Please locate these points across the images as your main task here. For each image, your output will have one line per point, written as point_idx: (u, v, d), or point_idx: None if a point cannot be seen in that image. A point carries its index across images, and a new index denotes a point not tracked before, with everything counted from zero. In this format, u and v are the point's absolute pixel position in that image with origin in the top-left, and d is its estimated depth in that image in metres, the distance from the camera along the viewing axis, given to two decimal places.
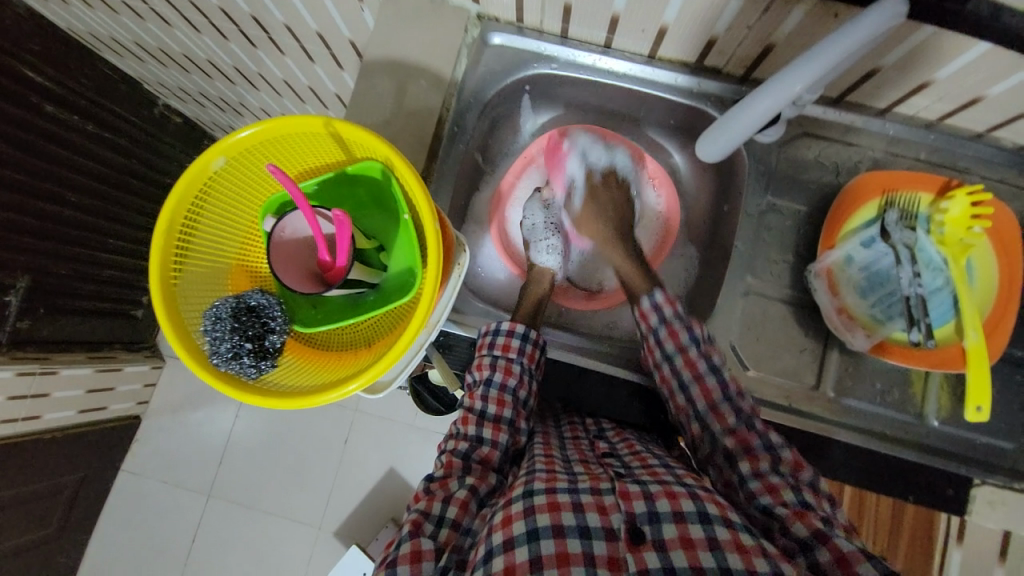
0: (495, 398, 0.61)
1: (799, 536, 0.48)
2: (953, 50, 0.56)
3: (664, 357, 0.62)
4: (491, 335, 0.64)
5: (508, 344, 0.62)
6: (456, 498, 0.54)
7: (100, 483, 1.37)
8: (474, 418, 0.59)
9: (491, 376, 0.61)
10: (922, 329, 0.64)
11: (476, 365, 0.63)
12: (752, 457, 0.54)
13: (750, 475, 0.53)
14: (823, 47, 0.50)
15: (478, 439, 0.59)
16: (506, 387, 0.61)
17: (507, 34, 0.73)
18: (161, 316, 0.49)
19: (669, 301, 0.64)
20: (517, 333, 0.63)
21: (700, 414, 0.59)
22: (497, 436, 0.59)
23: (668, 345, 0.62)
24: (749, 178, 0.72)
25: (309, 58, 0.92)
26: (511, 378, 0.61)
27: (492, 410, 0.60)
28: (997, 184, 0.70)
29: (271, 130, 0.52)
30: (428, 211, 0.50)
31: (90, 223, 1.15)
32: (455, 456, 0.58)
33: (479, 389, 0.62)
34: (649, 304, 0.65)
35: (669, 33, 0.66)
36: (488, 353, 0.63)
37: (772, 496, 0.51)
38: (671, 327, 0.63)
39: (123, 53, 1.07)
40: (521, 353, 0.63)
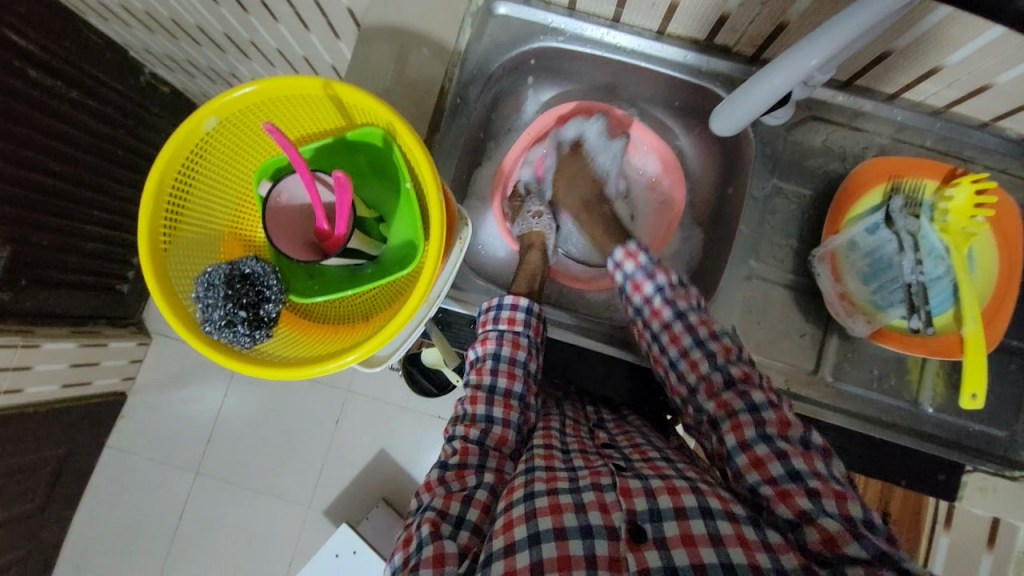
0: (505, 371, 0.60)
1: (784, 516, 0.48)
2: (968, 33, 0.55)
3: (652, 338, 0.61)
4: (494, 310, 0.63)
5: (513, 318, 0.61)
6: (477, 500, 0.53)
7: (85, 460, 1.35)
8: (483, 397, 0.59)
9: (500, 349, 0.60)
10: (922, 317, 0.65)
11: (479, 340, 0.62)
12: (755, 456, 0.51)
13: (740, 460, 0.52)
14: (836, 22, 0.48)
15: (488, 420, 0.59)
16: (515, 361, 0.60)
17: (513, 4, 0.71)
18: (152, 283, 0.47)
19: (640, 283, 0.62)
20: (523, 305, 0.62)
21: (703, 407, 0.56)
22: (508, 415, 0.59)
23: (654, 322, 0.61)
24: (755, 161, 0.71)
25: (305, 26, 0.89)
26: (519, 351, 0.61)
27: (502, 383, 0.59)
28: (1000, 174, 0.70)
29: (269, 89, 0.49)
30: (431, 181, 0.49)
31: (71, 193, 1.11)
32: (469, 442, 0.57)
33: (487, 363, 0.60)
34: (611, 264, 0.64)
35: (680, 8, 0.64)
36: (493, 328, 0.62)
37: (759, 471, 0.50)
38: (654, 304, 0.61)
39: (110, 17, 1.02)
40: (526, 327, 0.62)
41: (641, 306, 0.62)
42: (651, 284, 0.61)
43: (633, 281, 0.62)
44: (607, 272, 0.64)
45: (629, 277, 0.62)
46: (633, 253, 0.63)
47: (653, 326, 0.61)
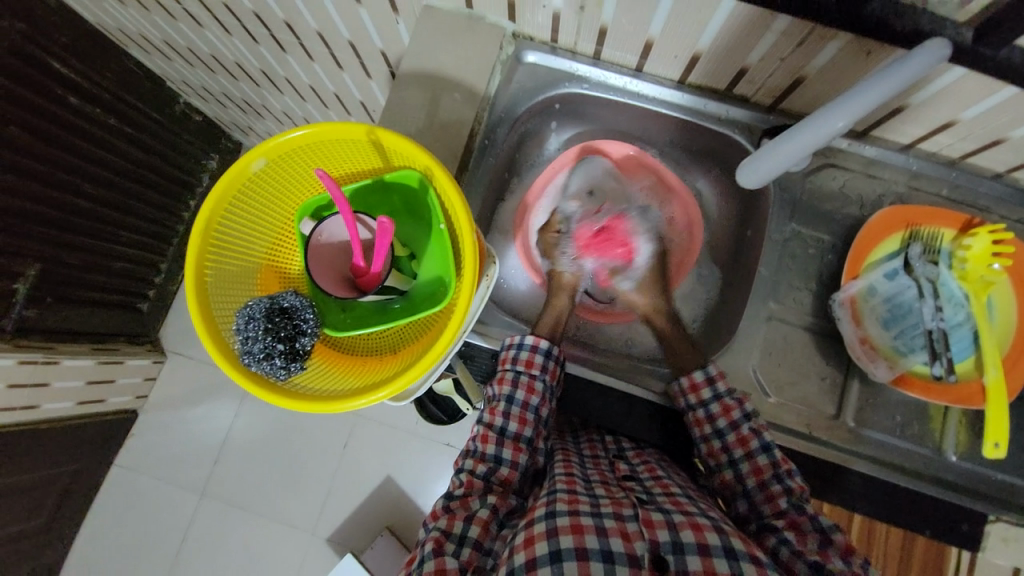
0: (517, 415, 0.61)
1: None
2: (983, 92, 0.57)
3: (715, 432, 0.63)
4: (514, 349, 0.64)
5: (532, 360, 0.62)
6: (478, 518, 0.55)
7: (92, 478, 1.35)
8: (493, 437, 0.60)
9: (514, 392, 0.62)
10: (944, 363, 0.65)
11: (497, 380, 0.64)
12: (799, 532, 0.55)
13: (791, 542, 0.54)
14: (887, 74, 0.49)
15: (497, 459, 0.60)
16: (528, 406, 0.62)
17: (541, 52, 0.74)
18: (196, 315, 0.49)
19: (728, 406, 0.63)
20: (541, 349, 0.63)
21: (749, 490, 0.60)
22: (516, 457, 0.60)
23: (735, 450, 0.62)
24: (774, 205, 0.73)
25: (338, 65, 0.93)
26: (533, 396, 0.62)
27: (512, 427, 0.61)
28: (1016, 223, 0.71)
29: (317, 133, 0.52)
30: (466, 223, 0.51)
31: (103, 215, 1.15)
32: (475, 477, 0.58)
33: (500, 404, 0.62)
34: (701, 376, 0.65)
35: (701, 60, 0.68)
36: (511, 369, 0.63)
37: (822, 556, 0.53)
38: (740, 432, 0.62)
39: (151, 51, 1.08)
40: (544, 371, 0.63)
41: (725, 430, 0.62)
42: (739, 410, 0.63)
43: (720, 403, 0.63)
44: (693, 380, 0.65)
45: (717, 396, 0.64)
46: (696, 384, 0.65)
47: (731, 449, 0.62)
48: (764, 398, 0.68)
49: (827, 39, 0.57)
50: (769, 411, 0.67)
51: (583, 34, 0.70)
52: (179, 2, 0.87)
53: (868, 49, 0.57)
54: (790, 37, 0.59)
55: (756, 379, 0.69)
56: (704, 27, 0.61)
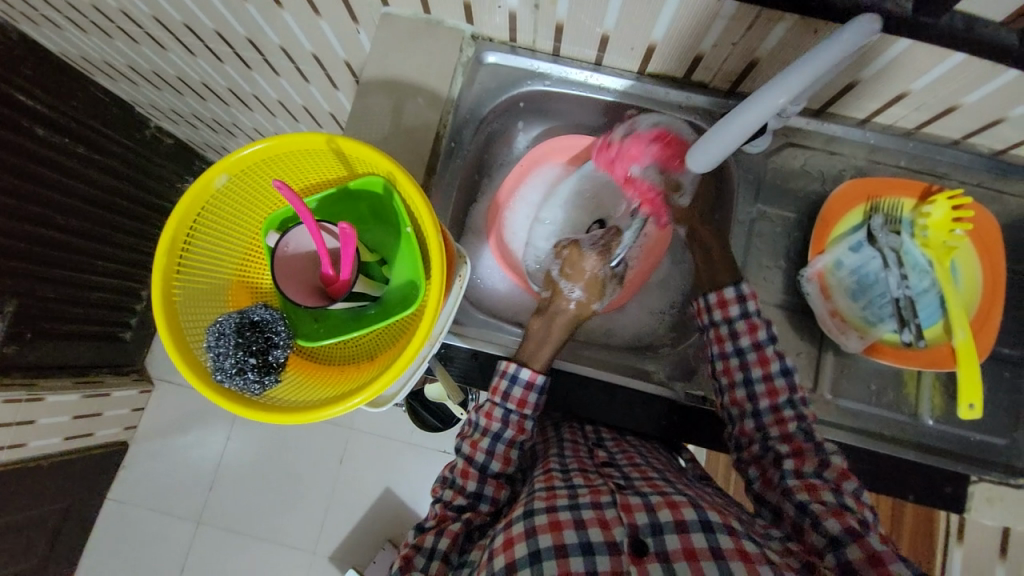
0: (501, 454, 0.61)
1: (832, 531, 0.51)
2: (929, 62, 0.59)
3: (743, 380, 0.63)
4: (507, 381, 0.61)
5: (525, 400, 0.61)
6: (448, 530, 0.57)
7: (86, 513, 1.32)
8: (475, 473, 0.60)
9: (502, 429, 0.61)
10: (913, 330, 0.67)
11: (485, 413, 0.61)
12: (800, 458, 0.58)
13: (791, 472, 0.57)
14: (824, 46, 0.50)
15: (477, 495, 0.60)
16: (513, 444, 0.61)
17: (501, 53, 0.75)
18: (166, 335, 0.49)
19: (765, 356, 0.62)
20: (536, 387, 0.61)
21: (760, 410, 0.61)
22: (497, 493, 0.61)
23: (754, 369, 0.62)
24: (739, 187, 0.74)
25: (305, 78, 0.93)
26: (522, 435, 0.62)
27: (495, 465, 0.61)
28: (975, 188, 0.73)
29: (276, 146, 0.52)
30: (431, 224, 0.51)
31: (78, 245, 1.14)
32: (449, 509, 0.59)
33: (484, 441, 0.61)
34: (733, 292, 0.65)
35: (657, 50, 0.69)
36: (501, 404, 0.61)
37: (839, 520, 0.52)
38: (763, 352, 0.63)
39: (116, 76, 1.07)
40: (534, 410, 0.62)
41: (747, 348, 0.63)
42: (765, 331, 0.64)
43: (748, 321, 0.64)
44: (723, 296, 0.66)
45: (745, 315, 0.64)
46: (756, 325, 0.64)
47: (750, 368, 0.63)
48: None
49: (774, 21, 0.59)
50: None
51: (541, 32, 0.71)
52: (139, 25, 0.87)
53: (815, 28, 0.58)
54: (739, 21, 0.60)
55: None
56: (656, 17, 0.62)
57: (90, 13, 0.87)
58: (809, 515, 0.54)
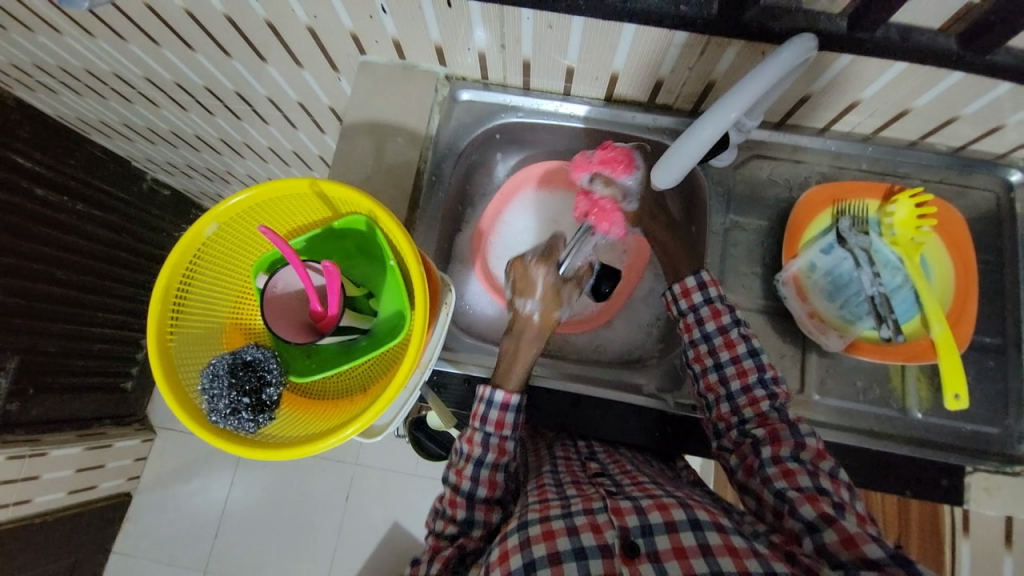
0: (486, 479, 0.60)
1: (808, 518, 0.51)
2: (874, 72, 0.63)
3: (714, 365, 0.65)
4: (484, 404, 0.61)
5: (503, 420, 0.61)
6: (440, 556, 0.57)
7: (92, 569, 1.31)
8: (462, 501, 0.60)
9: (484, 454, 0.60)
10: (891, 326, 0.68)
11: (466, 440, 0.61)
12: (776, 442, 0.58)
13: (769, 460, 0.57)
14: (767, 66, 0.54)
15: (468, 522, 0.60)
16: (498, 468, 0.61)
17: (475, 90, 0.79)
18: (161, 380, 0.50)
19: (731, 340, 0.65)
20: (512, 406, 0.61)
21: (732, 389, 0.63)
22: (488, 517, 0.60)
23: (722, 353, 0.65)
24: (711, 199, 0.77)
25: (292, 125, 0.98)
26: (504, 457, 0.61)
27: (482, 492, 0.60)
28: (938, 185, 0.76)
29: (262, 193, 0.55)
30: (412, 257, 0.54)
31: (80, 299, 1.17)
32: (442, 539, 0.59)
33: (468, 468, 0.60)
34: (694, 282, 0.69)
35: (620, 78, 0.73)
36: (480, 428, 0.61)
37: (788, 480, 0.55)
38: (728, 335, 0.65)
39: (112, 135, 1.12)
40: (514, 429, 0.61)
41: (713, 333, 0.66)
42: (728, 315, 0.66)
43: (711, 306, 0.67)
44: (686, 285, 0.69)
45: (708, 300, 0.67)
46: (720, 311, 0.66)
47: (718, 352, 0.65)
48: None
49: (724, 45, 0.63)
50: None
51: (510, 69, 0.75)
52: (133, 87, 0.92)
53: (763, 49, 0.62)
54: (692, 47, 0.64)
55: None
56: (614, 49, 0.67)
57: (87, 79, 0.92)
58: (787, 501, 0.54)
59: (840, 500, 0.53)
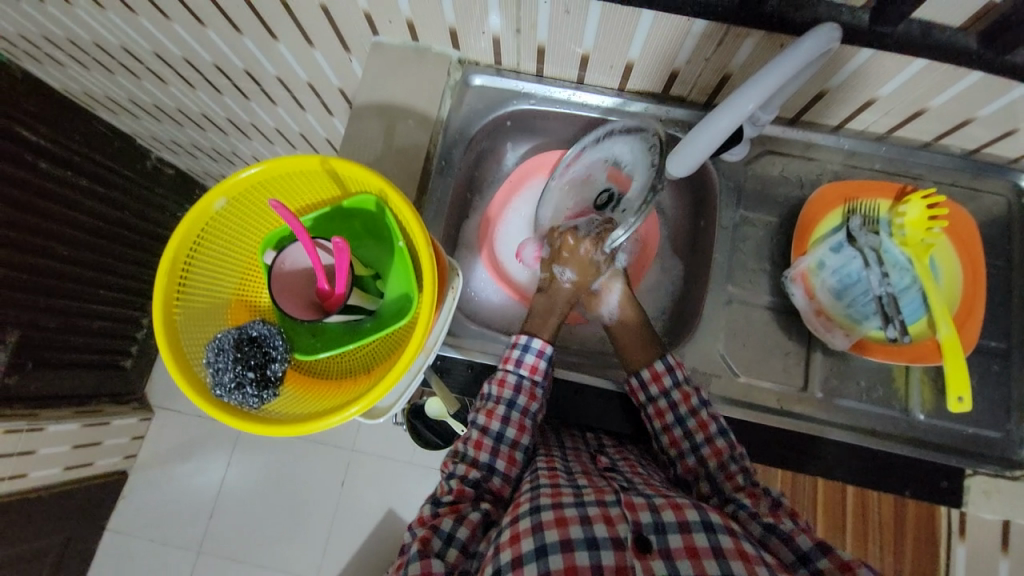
0: (516, 421, 0.62)
1: (802, 548, 0.52)
2: (893, 69, 0.62)
3: (705, 474, 0.62)
4: (519, 350, 0.64)
5: (537, 366, 0.63)
6: (467, 519, 0.56)
7: (86, 545, 1.31)
8: (488, 445, 0.61)
9: (515, 398, 0.63)
10: (897, 326, 0.68)
11: (498, 382, 0.63)
12: (753, 496, 0.58)
13: (748, 506, 0.56)
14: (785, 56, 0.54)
15: (490, 467, 0.61)
16: (527, 413, 0.63)
17: (487, 76, 0.79)
18: (166, 353, 0.50)
19: (718, 449, 0.61)
20: (547, 355, 0.64)
21: (711, 472, 0.61)
22: (509, 469, 0.62)
23: (697, 435, 0.63)
24: (721, 193, 0.77)
25: (300, 106, 0.97)
26: (533, 403, 0.63)
27: (510, 434, 0.62)
28: (951, 187, 0.76)
29: (273, 168, 0.55)
30: (422, 238, 0.53)
31: (80, 275, 1.16)
32: (466, 484, 0.60)
33: (499, 409, 0.62)
34: (662, 365, 0.65)
35: (635, 67, 0.72)
36: (514, 372, 0.63)
37: (775, 517, 0.55)
38: (699, 417, 0.63)
39: (118, 110, 1.11)
40: (544, 377, 0.64)
41: (685, 417, 0.63)
42: (697, 397, 0.64)
43: (680, 390, 0.64)
44: (655, 369, 0.65)
45: (677, 384, 0.65)
46: (704, 422, 0.63)
47: (694, 435, 0.63)
48: (734, 377, 0.71)
49: (743, 37, 0.62)
50: (740, 390, 0.70)
51: (524, 54, 0.74)
52: (140, 61, 0.90)
53: (781, 41, 0.61)
54: (710, 38, 0.63)
55: (725, 361, 0.72)
56: (631, 37, 0.66)
57: (94, 51, 0.91)
58: (776, 533, 0.53)
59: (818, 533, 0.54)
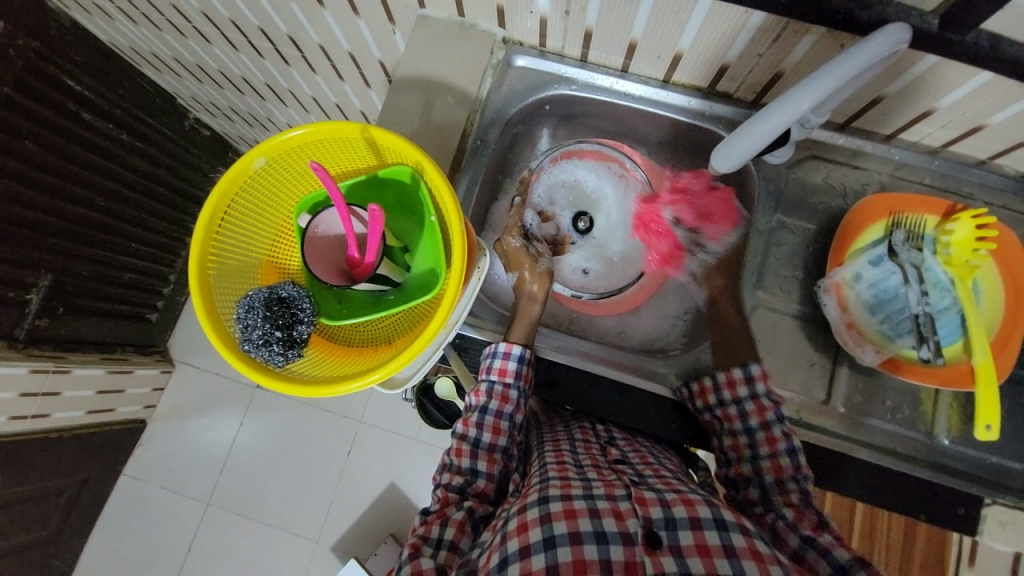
0: (491, 425, 0.62)
1: (839, 560, 0.52)
2: (958, 80, 0.59)
3: (756, 480, 0.62)
4: (488, 358, 0.65)
5: (505, 368, 0.63)
6: (452, 520, 0.57)
7: (101, 487, 1.36)
8: (468, 451, 0.61)
9: (488, 403, 0.63)
10: (931, 347, 0.66)
11: (473, 392, 0.64)
12: (801, 515, 0.57)
13: (795, 524, 0.56)
14: (851, 56, 0.51)
15: (473, 472, 0.61)
16: (501, 416, 0.62)
17: (530, 57, 0.77)
18: (199, 305, 0.51)
19: (779, 466, 0.61)
20: (514, 355, 0.63)
21: (765, 483, 0.61)
22: (491, 469, 0.61)
23: (761, 447, 0.62)
24: (759, 196, 0.75)
25: (339, 76, 0.97)
26: (507, 405, 0.63)
27: (486, 438, 0.62)
28: (1000, 209, 0.72)
29: (316, 132, 0.55)
30: (455, 214, 0.53)
31: (114, 226, 1.19)
32: (450, 491, 0.60)
33: (474, 416, 0.63)
34: (740, 374, 0.65)
35: (683, 58, 0.70)
36: (486, 379, 0.64)
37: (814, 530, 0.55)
38: (770, 432, 0.63)
39: (161, 68, 1.13)
40: (517, 377, 0.63)
41: (755, 428, 0.63)
42: (773, 412, 0.63)
43: (756, 401, 0.64)
44: (732, 376, 0.66)
45: (754, 396, 0.64)
46: (774, 439, 0.62)
47: (757, 446, 0.63)
48: None
49: (801, 34, 0.60)
50: None
51: (570, 38, 0.73)
52: (188, 19, 0.91)
53: (842, 41, 0.59)
54: (766, 33, 0.61)
55: None
56: (684, 27, 0.64)
57: (143, 7, 0.92)
58: (815, 546, 0.54)
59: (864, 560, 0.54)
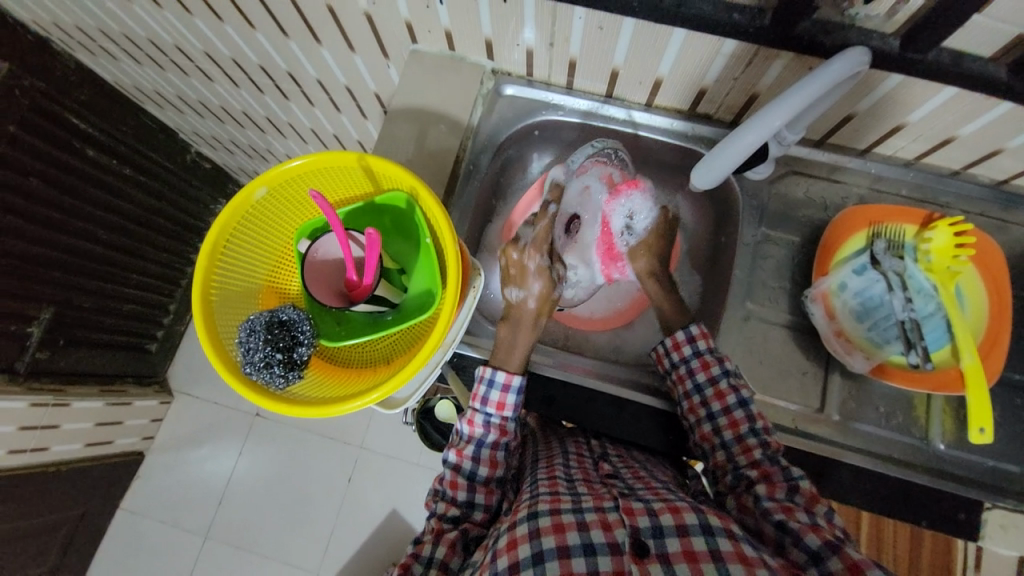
0: (487, 458, 0.62)
1: (811, 547, 0.51)
2: (925, 95, 0.62)
3: (720, 443, 0.63)
4: (484, 386, 0.63)
5: (503, 402, 0.62)
6: (445, 538, 0.58)
7: (98, 522, 1.34)
8: (463, 482, 0.62)
9: (485, 436, 0.63)
10: (919, 352, 0.67)
11: (466, 420, 0.63)
12: (770, 484, 0.58)
13: (765, 496, 0.57)
14: (810, 80, 0.55)
15: (469, 503, 0.62)
16: (498, 447, 0.63)
17: (519, 86, 0.81)
18: (202, 330, 0.52)
19: (735, 420, 0.63)
20: (513, 388, 0.63)
21: (727, 442, 0.63)
22: (488, 499, 0.62)
23: (713, 404, 0.64)
24: (744, 210, 0.77)
25: (337, 109, 1.01)
26: (504, 437, 0.63)
27: (483, 471, 0.62)
28: (978, 217, 0.75)
29: (316, 162, 0.58)
30: (449, 235, 0.55)
31: (115, 258, 1.21)
32: (444, 521, 0.60)
33: (469, 447, 0.63)
34: (683, 335, 0.69)
35: (663, 84, 0.74)
36: (481, 411, 0.63)
37: (787, 514, 0.54)
38: (718, 386, 0.65)
39: (164, 105, 1.17)
40: (514, 411, 0.63)
41: (703, 384, 0.66)
42: (718, 366, 0.66)
43: (700, 359, 0.67)
44: (676, 338, 0.69)
45: (697, 353, 0.68)
46: (722, 394, 0.65)
47: (710, 403, 0.65)
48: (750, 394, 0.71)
49: (772, 58, 0.63)
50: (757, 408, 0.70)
51: (555, 67, 0.76)
52: (191, 58, 0.95)
53: (811, 64, 0.62)
54: (739, 59, 0.65)
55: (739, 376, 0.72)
56: (662, 53, 0.67)
57: (148, 48, 0.96)
58: (789, 532, 0.53)
59: (838, 536, 0.53)
